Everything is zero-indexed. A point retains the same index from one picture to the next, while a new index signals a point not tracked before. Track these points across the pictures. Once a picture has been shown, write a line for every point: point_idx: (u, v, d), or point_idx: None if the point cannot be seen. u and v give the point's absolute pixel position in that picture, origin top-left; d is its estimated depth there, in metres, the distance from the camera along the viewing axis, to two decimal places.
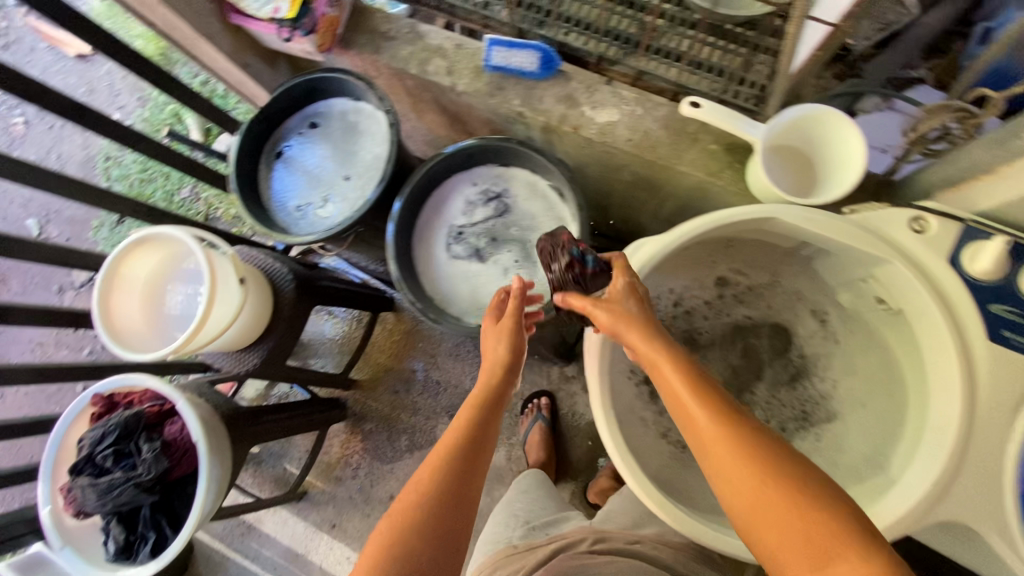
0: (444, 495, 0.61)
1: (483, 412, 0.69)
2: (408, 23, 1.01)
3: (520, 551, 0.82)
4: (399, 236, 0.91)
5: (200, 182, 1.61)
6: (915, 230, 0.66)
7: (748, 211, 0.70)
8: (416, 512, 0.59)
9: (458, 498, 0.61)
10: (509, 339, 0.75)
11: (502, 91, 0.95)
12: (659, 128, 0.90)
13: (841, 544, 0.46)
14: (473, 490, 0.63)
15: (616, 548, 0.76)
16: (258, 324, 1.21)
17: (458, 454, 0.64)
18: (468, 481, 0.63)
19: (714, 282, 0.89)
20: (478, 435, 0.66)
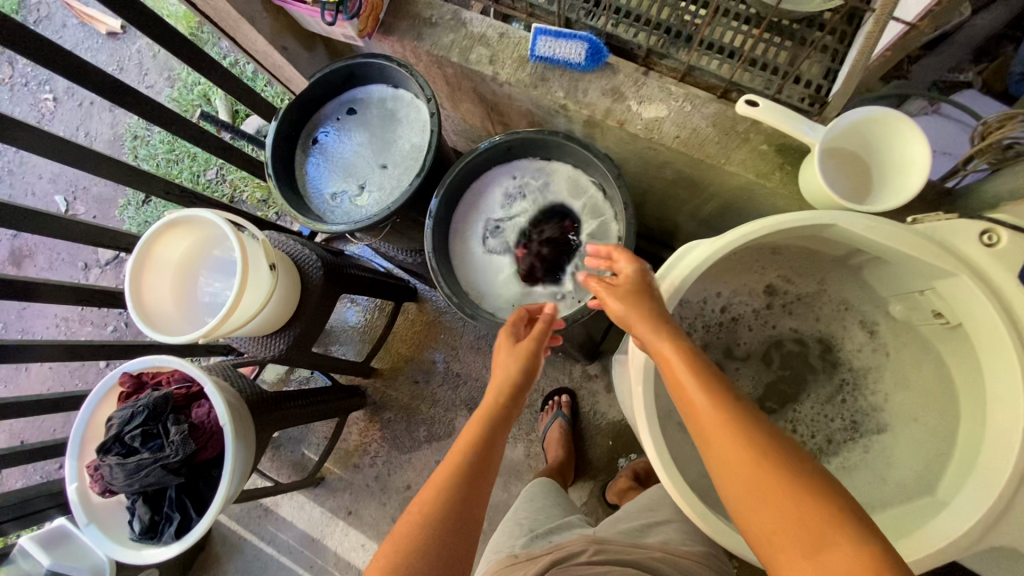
0: (460, 501, 0.61)
1: (495, 422, 0.69)
2: (451, 9, 0.99)
3: (520, 561, 0.77)
4: (437, 229, 0.90)
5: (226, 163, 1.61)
6: (985, 243, 0.63)
7: (805, 216, 0.67)
8: (434, 516, 0.60)
9: (472, 505, 0.62)
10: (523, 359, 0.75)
11: (546, 82, 0.93)
12: (708, 126, 0.88)
13: (835, 533, 0.46)
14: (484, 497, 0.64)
15: (615, 558, 0.72)
16: (286, 310, 1.20)
17: (473, 461, 0.65)
18: (480, 488, 0.64)
19: (763, 290, 0.87)
20: (485, 450, 0.66)
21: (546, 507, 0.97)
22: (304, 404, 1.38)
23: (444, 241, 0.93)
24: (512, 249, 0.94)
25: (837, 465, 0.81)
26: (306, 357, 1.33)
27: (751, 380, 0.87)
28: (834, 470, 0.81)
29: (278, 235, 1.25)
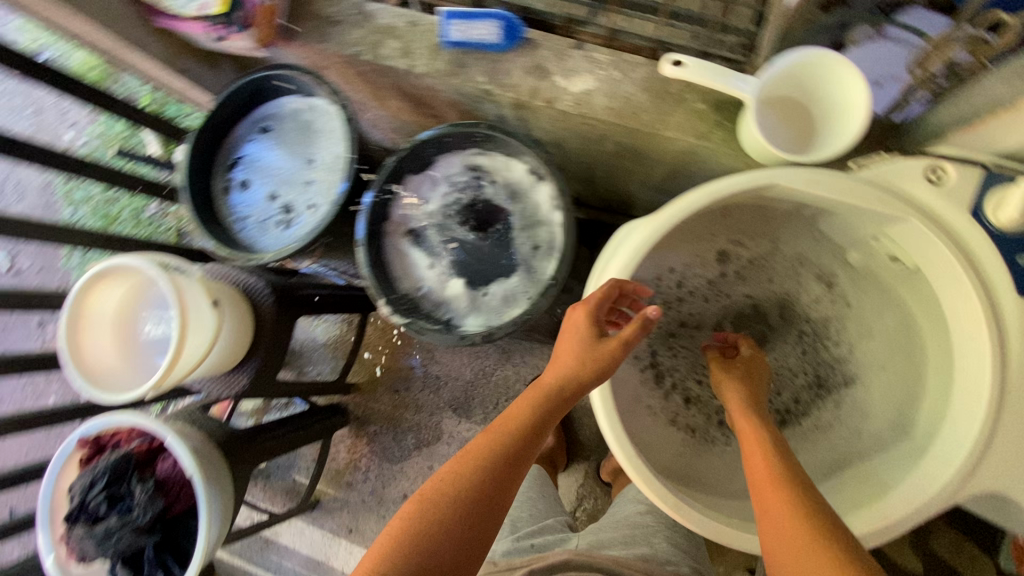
0: (463, 497, 0.63)
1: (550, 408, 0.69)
2: (354, 3, 0.92)
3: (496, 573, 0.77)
4: (371, 243, 0.82)
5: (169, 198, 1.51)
6: (931, 180, 0.60)
7: (742, 178, 0.64)
8: (431, 510, 0.62)
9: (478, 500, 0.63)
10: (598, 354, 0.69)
11: (465, 69, 0.87)
12: (639, 92, 0.83)
13: None
14: (501, 492, 0.65)
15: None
16: (242, 344, 1.15)
17: (495, 455, 0.66)
18: (492, 485, 0.64)
19: (715, 258, 0.83)
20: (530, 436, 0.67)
21: (535, 506, 0.95)
22: (283, 433, 1.33)
23: (380, 254, 0.84)
24: (450, 251, 0.85)
25: (809, 424, 0.79)
26: (273, 388, 1.28)
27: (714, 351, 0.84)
28: (807, 431, 0.79)
29: (224, 267, 1.19)
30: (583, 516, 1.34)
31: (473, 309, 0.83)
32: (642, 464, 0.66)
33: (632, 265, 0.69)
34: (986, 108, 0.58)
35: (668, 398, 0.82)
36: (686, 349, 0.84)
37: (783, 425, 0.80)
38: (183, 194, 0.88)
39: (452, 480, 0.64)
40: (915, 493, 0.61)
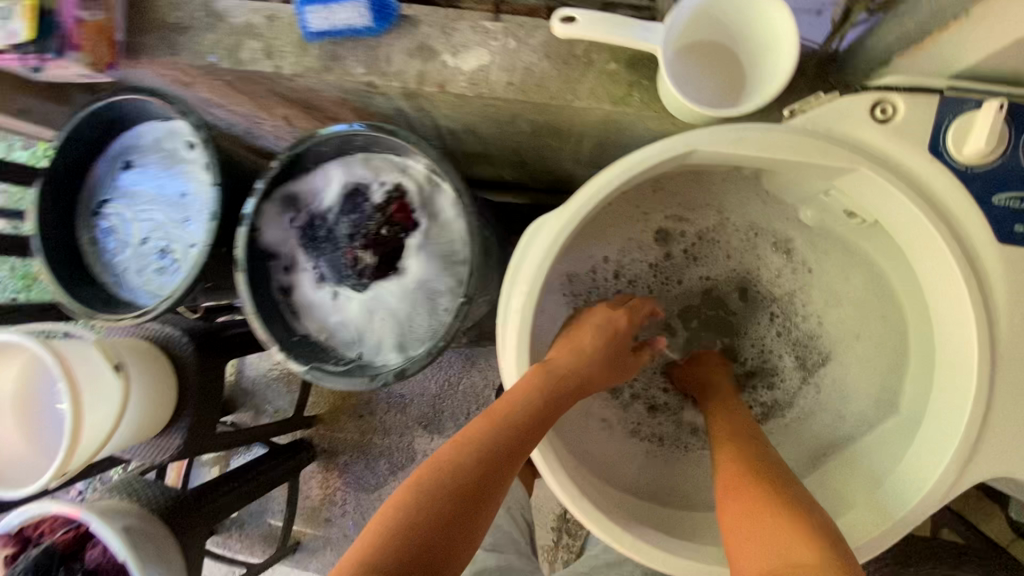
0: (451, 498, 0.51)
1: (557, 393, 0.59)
2: (203, 2, 0.78)
3: None
4: (256, 285, 0.70)
5: None
6: (879, 117, 0.50)
7: (654, 149, 0.54)
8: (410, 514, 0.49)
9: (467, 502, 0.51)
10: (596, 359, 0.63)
11: (338, 62, 0.74)
12: (541, 60, 0.71)
13: None
14: (492, 495, 0.53)
15: None
16: (164, 398, 1.02)
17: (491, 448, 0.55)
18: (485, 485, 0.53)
19: (655, 239, 0.73)
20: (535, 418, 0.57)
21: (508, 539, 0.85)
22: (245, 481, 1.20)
23: (268, 293, 0.72)
24: (348, 277, 0.74)
25: (789, 415, 0.70)
26: (219, 439, 1.15)
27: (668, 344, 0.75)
28: (788, 421, 0.70)
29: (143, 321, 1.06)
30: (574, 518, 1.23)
31: (387, 338, 0.73)
32: (587, 498, 0.57)
33: (540, 269, 0.58)
34: (935, 20, 0.47)
35: (626, 408, 0.73)
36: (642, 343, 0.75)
37: (762, 418, 0.72)
38: (36, 253, 0.75)
39: (438, 479, 0.52)
40: (911, 487, 0.52)
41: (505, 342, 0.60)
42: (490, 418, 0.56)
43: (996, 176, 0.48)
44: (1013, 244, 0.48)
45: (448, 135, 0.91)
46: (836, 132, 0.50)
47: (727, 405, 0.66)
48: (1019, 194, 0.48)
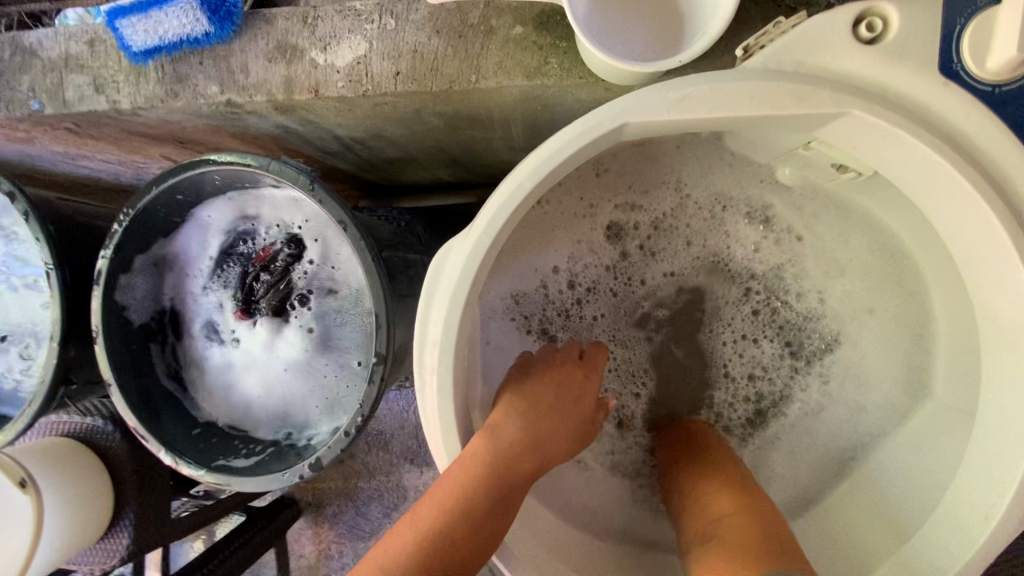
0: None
1: (506, 476, 0.45)
2: (9, 39, 0.63)
3: None
4: (128, 377, 0.56)
5: None
6: (865, 35, 0.36)
7: (568, 131, 0.40)
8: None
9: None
10: (552, 421, 0.49)
11: (185, 82, 0.60)
12: (430, 38, 0.57)
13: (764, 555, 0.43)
14: None
15: None
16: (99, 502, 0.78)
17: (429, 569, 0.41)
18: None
19: (607, 234, 0.59)
20: (480, 516, 0.43)
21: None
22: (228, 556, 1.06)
23: (150, 378, 0.58)
24: (245, 345, 0.60)
25: (797, 414, 0.58)
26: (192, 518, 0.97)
27: (639, 351, 0.62)
28: (800, 421, 0.58)
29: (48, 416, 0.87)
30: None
31: (298, 412, 0.59)
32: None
33: (456, 309, 0.45)
34: None
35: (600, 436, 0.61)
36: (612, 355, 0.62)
37: (762, 423, 0.59)
38: None
39: None
40: (977, 513, 0.40)
41: (430, 407, 0.47)
42: (417, 523, 0.43)
43: None
44: None
45: (354, 146, 0.76)
46: (816, 65, 0.37)
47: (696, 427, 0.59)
48: None
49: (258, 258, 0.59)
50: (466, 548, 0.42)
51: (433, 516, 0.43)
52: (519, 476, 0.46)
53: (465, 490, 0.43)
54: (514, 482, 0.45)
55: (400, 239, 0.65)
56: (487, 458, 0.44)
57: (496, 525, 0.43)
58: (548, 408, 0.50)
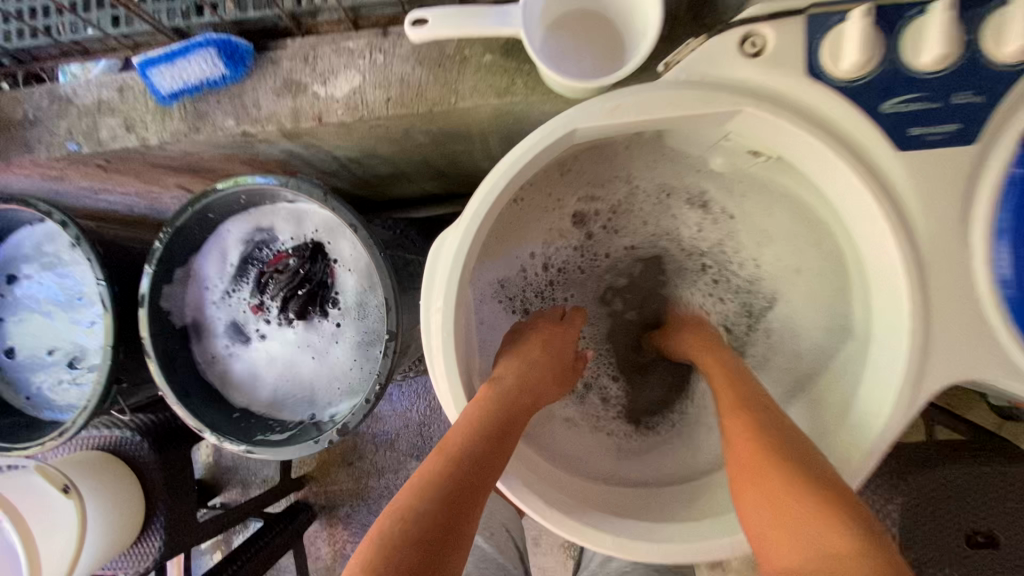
0: (422, 538, 0.44)
1: (510, 412, 0.54)
2: (46, 90, 0.72)
3: None
4: (172, 368, 0.65)
5: None
6: (749, 52, 0.46)
7: (533, 137, 0.50)
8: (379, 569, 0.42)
9: (439, 540, 0.45)
10: (543, 370, 0.60)
11: (206, 118, 0.69)
12: (414, 69, 0.67)
13: None
14: (461, 534, 0.46)
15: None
16: (132, 504, 0.91)
17: (455, 475, 0.49)
18: (458, 522, 0.47)
19: (573, 223, 0.70)
20: (493, 445, 0.51)
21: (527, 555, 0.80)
22: (245, 564, 1.12)
23: (191, 372, 0.68)
24: (268, 339, 0.69)
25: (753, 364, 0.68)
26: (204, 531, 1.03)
27: (600, 326, 0.76)
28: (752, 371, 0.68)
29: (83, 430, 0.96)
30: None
31: (317, 393, 0.68)
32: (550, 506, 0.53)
33: (453, 290, 0.54)
34: None
35: (580, 399, 0.71)
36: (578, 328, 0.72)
37: None
38: None
39: (399, 533, 0.44)
40: (873, 426, 0.49)
41: (437, 371, 0.56)
42: (444, 452, 0.51)
43: (886, 82, 0.45)
44: (915, 149, 0.45)
45: (351, 164, 0.85)
46: (718, 73, 0.47)
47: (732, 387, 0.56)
48: (911, 98, 0.45)
49: (276, 264, 0.69)
50: (483, 461, 0.50)
51: (453, 437, 0.51)
52: (520, 414, 0.55)
53: (479, 424, 0.52)
54: (516, 415, 0.55)
55: (398, 242, 0.75)
56: (494, 398, 0.54)
57: (506, 445, 0.52)
58: (538, 360, 0.60)
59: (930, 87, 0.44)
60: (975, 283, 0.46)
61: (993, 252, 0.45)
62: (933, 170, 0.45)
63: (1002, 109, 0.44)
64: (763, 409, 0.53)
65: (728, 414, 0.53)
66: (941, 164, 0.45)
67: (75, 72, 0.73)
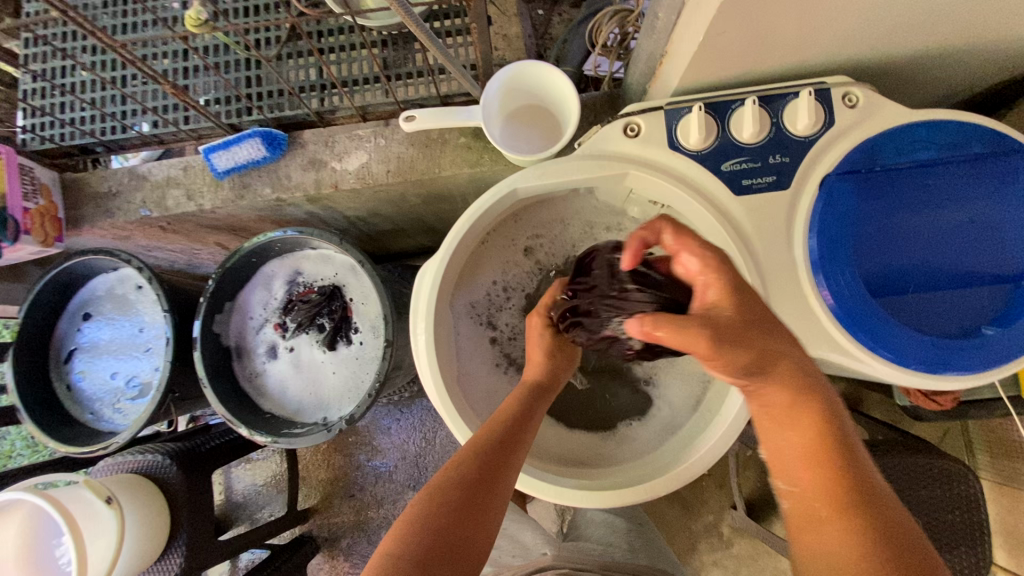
0: (476, 477, 0.54)
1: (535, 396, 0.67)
2: (126, 169, 0.94)
3: None
4: (214, 379, 0.82)
5: (7, 428, 1.29)
6: (630, 134, 0.68)
7: (489, 195, 0.70)
8: (445, 491, 0.52)
9: (489, 480, 0.55)
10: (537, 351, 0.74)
11: (249, 188, 0.91)
12: (408, 148, 0.88)
13: None
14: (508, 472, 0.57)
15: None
16: (157, 531, 0.97)
17: (497, 439, 0.60)
18: (500, 470, 0.56)
19: (523, 254, 0.83)
20: (527, 416, 0.64)
21: (515, 545, 0.88)
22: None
23: (230, 383, 0.85)
24: (293, 357, 0.88)
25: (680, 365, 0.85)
26: (222, 550, 1.09)
27: None
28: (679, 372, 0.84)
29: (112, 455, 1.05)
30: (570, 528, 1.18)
31: (330, 399, 0.86)
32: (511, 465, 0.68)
33: (433, 307, 0.71)
34: (653, 58, 0.69)
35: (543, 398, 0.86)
36: (521, 331, 0.83)
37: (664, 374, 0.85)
38: (21, 414, 0.86)
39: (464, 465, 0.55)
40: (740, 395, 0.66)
41: (421, 368, 0.71)
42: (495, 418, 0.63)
43: (721, 152, 0.67)
44: (746, 194, 0.66)
45: (359, 222, 1.07)
46: (612, 147, 0.69)
47: (815, 416, 0.48)
48: (738, 160, 0.66)
49: (302, 296, 0.88)
50: (521, 430, 0.62)
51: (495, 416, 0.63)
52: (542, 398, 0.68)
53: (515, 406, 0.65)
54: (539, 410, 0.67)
55: (396, 279, 0.95)
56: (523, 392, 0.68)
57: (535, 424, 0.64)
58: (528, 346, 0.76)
59: (751, 153, 0.66)
60: (800, 285, 0.65)
61: (807, 264, 0.65)
62: (761, 209, 0.66)
63: (802, 167, 0.65)
64: (853, 452, 0.48)
65: (798, 459, 0.48)
66: (764, 204, 0.66)
67: (128, 156, 1.00)
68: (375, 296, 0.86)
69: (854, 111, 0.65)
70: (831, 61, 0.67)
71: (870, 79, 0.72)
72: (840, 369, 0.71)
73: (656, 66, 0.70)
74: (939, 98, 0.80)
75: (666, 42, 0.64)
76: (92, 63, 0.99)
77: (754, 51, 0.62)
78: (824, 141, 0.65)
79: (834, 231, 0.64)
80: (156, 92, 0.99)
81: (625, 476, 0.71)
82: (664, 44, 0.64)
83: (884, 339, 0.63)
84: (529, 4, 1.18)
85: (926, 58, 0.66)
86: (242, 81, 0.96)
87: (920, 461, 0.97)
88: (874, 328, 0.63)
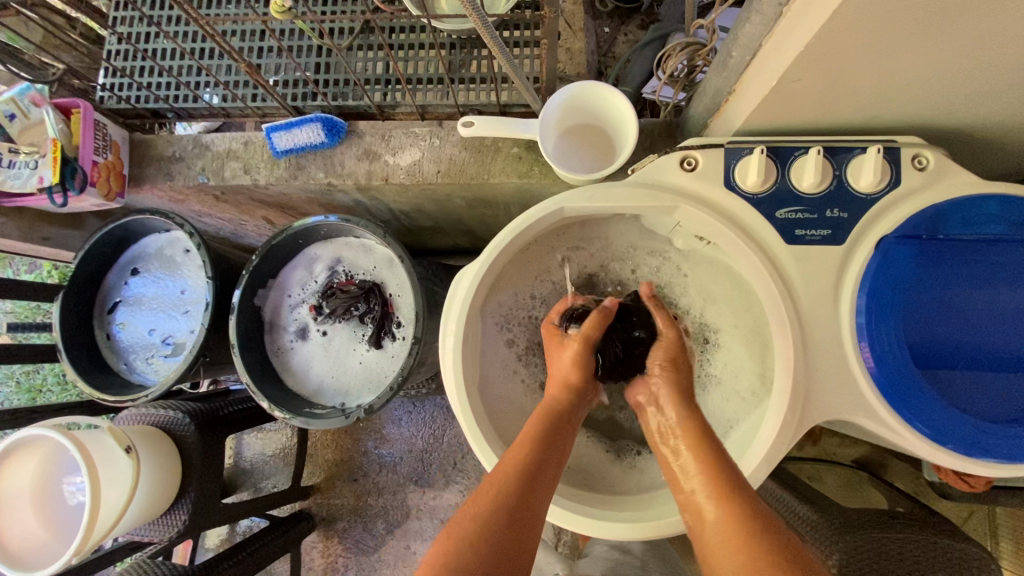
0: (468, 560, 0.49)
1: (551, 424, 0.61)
2: (191, 138, 0.97)
3: None
4: (245, 349, 0.84)
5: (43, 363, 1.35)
6: (686, 168, 0.68)
7: (535, 209, 0.70)
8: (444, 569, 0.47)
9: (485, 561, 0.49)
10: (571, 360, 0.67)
11: (303, 169, 0.93)
12: (461, 151, 0.89)
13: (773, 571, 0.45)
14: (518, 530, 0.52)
15: None
16: (170, 477, 1.00)
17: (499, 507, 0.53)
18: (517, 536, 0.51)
19: (559, 273, 0.81)
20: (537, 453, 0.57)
21: None
22: (253, 552, 1.14)
23: (260, 355, 0.88)
24: (324, 342, 0.91)
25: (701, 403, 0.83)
26: (223, 515, 1.12)
27: None
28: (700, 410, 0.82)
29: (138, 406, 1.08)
30: (565, 548, 1.16)
31: (353, 387, 0.88)
32: None
33: (463, 316, 0.72)
34: (720, 95, 0.68)
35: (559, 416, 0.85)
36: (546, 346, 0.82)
37: None
38: (62, 355, 0.90)
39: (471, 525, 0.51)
40: (765, 450, 0.64)
41: (446, 368, 0.72)
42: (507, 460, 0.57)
43: (777, 198, 0.66)
44: (798, 243, 0.65)
45: (401, 216, 1.08)
46: (664, 179, 0.69)
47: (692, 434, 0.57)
48: (793, 209, 0.65)
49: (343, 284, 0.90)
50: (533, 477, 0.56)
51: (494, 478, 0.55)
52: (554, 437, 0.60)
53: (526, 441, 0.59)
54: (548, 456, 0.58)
55: (431, 277, 0.96)
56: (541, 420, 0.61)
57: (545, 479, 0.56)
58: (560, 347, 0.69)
59: (809, 204, 0.65)
60: (842, 342, 0.63)
61: (854, 322, 0.63)
62: (812, 260, 0.64)
63: (859, 224, 0.64)
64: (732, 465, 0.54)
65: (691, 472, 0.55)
66: (816, 257, 0.64)
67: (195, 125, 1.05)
68: (410, 292, 0.87)
69: (923, 175, 0.63)
70: (905, 121, 0.65)
71: (940, 144, 0.70)
72: (874, 437, 0.68)
73: (721, 102, 0.69)
74: (1011, 170, 0.77)
75: (736, 81, 0.64)
76: (175, 33, 1.04)
77: (824, 102, 0.61)
78: (886, 201, 0.64)
79: (887, 294, 0.62)
80: (230, 67, 1.03)
81: (633, 510, 0.69)
82: (733, 83, 0.64)
83: (927, 416, 0.60)
84: (597, 20, 1.18)
85: (1005, 130, 0.64)
86: (311, 66, 0.99)
87: (953, 546, 0.87)
88: (917, 404, 0.61)
